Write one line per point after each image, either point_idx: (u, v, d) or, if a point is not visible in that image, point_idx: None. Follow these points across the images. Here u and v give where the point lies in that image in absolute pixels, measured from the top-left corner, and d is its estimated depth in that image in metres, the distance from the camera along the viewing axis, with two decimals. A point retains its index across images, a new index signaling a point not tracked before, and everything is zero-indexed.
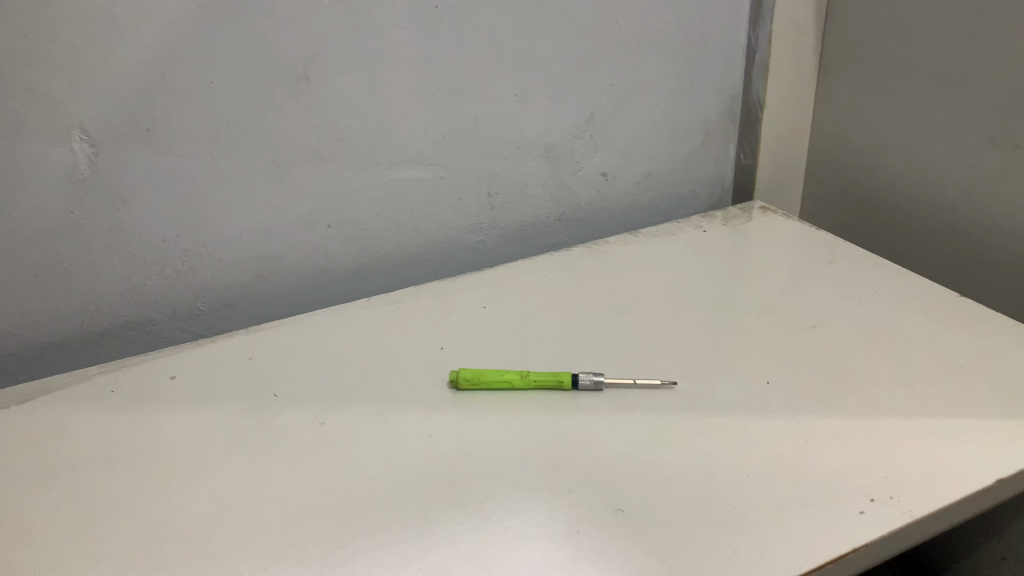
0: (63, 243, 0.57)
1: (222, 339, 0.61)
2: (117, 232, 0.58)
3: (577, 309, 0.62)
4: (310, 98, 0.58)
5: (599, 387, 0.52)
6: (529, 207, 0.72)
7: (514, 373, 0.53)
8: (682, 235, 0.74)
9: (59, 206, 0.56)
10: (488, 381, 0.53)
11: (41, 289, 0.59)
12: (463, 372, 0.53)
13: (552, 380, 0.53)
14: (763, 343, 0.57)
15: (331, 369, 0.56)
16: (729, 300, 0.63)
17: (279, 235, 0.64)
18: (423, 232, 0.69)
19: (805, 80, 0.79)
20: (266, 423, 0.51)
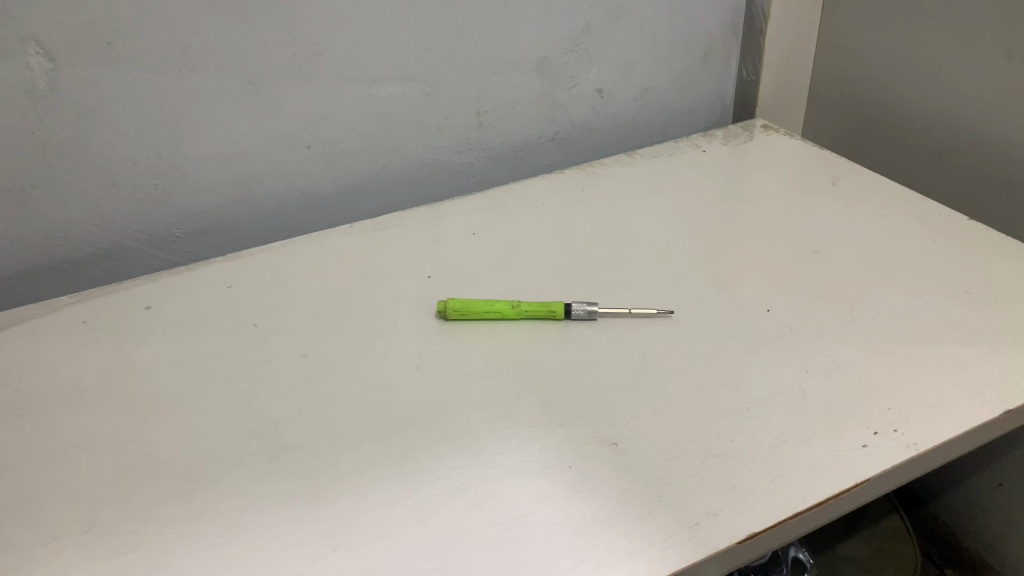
0: (27, 166, 0.54)
1: (201, 266, 0.59)
2: (84, 153, 0.55)
3: (570, 234, 0.60)
4: (285, 9, 0.54)
5: (592, 317, 0.50)
6: (520, 125, 0.69)
7: (504, 302, 0.51)
8: (680, 155, 0.71)
9: (12, 124, 0.52)
10: (477, 311, 0.51)
11: (7, 214, 0.56)
12: (451, 302, 0.51)
13: (544, 310, 0.50)
14: (764, 268, 0.55)
15: (314, 298, 0.54)
16: (725, 224, 0.60)
17: (257, 156, 0.60)
18: (409, 152, 0.66)
19: None
20: (249, 359, 0.49)
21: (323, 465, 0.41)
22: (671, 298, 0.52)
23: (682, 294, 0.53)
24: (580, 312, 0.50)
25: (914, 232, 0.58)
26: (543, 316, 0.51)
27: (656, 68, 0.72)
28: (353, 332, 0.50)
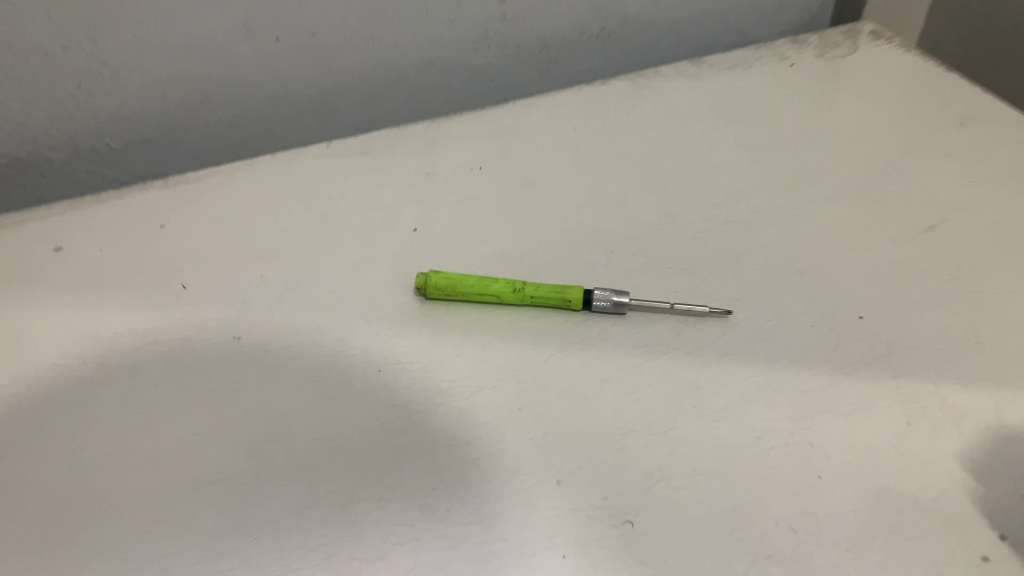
0: None
1: (135, 193, 0.46)
2: None
3: (605, 179, 0.46)
4: None
5: (620, 311, 0.37)
6: (562, 16, 0.50)
7: (504, 282, 0.38)
8: (762, 69, 0.55)
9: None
10: (468, 291, 0.38)
11: None
12: (434, 276, 0.38)
13: (556, 297, 0.38)
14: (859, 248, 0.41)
15: (265, 250, 0.42)
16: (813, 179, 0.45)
17: (204, 46, 0.44)
18: (411, 49, 0.49)
19: None
20: (169, 346, 0.37)
21: (233, 522, 0.31)
22: (732, 288, 0.39)
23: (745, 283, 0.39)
24: (603, 303, 0.37)
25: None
26: (556, 306, 0.38)
27: None
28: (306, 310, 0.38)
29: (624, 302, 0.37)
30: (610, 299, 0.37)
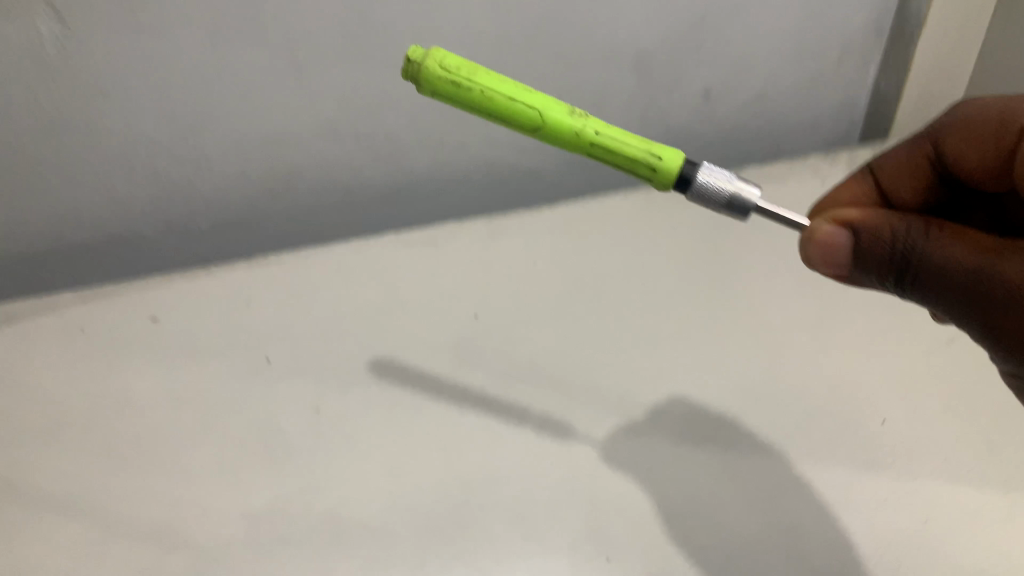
0: (51, 93, 0.46)
1: (219, 272, 0.51)
2: (99, 69, 0.46)
3: (645, 276, 0.51)
4: None
5: (738, 213, 0.31)
6: (612, 130, 0.59)
7: (550, 102, 0.29)
8: (790, 183, 0.60)
9: (2, 85, 0.44)
10: (496, 111, 0.29)
11: None
12: (438, 57, 0.28)
13: (638, 151, 0.30)
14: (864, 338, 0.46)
15: (338, 325, 0.47)
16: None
17: (298, 146, 0.53)
18: (494, 162, 0.58)
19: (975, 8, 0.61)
20: (251, 403, 0.42)
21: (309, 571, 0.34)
22: (752, 366, 0.44)
23: (760, 357, 0.44)
24: (711, 191, 0.31)
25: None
26: (634, 172, 0.31)
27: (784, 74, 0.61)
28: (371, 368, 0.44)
29: (750, 204, 0.31)
30: (726, 189, 0.31)
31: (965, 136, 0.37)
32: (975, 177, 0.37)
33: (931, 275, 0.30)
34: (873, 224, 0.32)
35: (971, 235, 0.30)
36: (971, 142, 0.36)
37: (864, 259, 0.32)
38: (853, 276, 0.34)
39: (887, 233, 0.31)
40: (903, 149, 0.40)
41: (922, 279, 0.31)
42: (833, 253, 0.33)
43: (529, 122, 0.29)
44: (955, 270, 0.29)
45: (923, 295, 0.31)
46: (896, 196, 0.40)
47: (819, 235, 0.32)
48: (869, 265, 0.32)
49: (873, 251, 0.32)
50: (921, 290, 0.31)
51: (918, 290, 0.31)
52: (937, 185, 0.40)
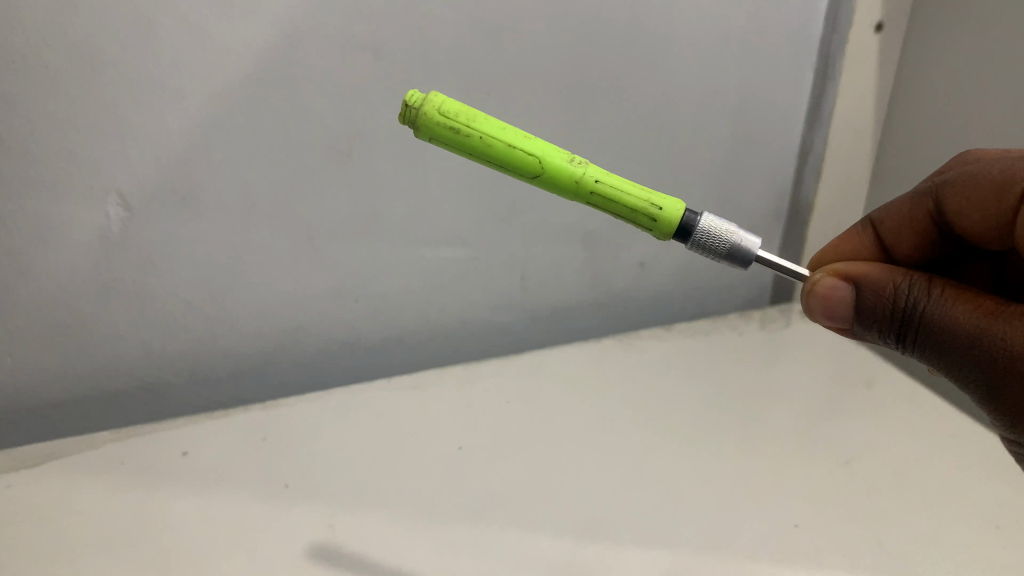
0: (112, 262, 0.56)
1: (236, 416, 0.59)
2: (155, 239, 0.56)
3: (598, 412, 0.61)
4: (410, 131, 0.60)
5: (739, 262, 0.43)
6: (565, 294, 0.72)
7: (548, 148, 0.39)
8: (714, 336, 0.73)
9: (75, 251, 0.54)
10: (500, 149, 0.38)
11: (46, 343, 0.56)
12: (434, 98, 0.37)
13: (637, 199, 0.40)
14: (780, 458, 0.56)
15: (343, 455, 0.55)
16: (749, 408, 0.62)
17: (308, 306, 0.63)
18: (468, 319, 0.69)
19: (850, 195, 0.78)
20: (275, 518, 0.49)
21: None
22: (692, 483, 0.53)
23: (696, 474, 0.54)
24: (715, 242, 0.42)
25: (920, 421, 0.60)
26: (632, 211, 0.40)
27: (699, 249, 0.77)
28: (375, 489, 0.52)
29: (749, 253, 0.42)
30: (728, 240, 0.42)
31: (969, 195, 0.42)
32: (976, 232, 0.43)
33: (929, 326, 0.39)
34: (876, 283, 0.42)
35: (973, 300, 0.38)
36: (970, 199, 0.42)
37: (862, 308, 0.43)
38: (853, 323, 0.44)
39: (891, 289, 0.41)
40: (910, 204, 0.48)
41: (922, 329, 0.40)
42: (831, 302, 0.44)
43: (528, 165, 0.38)
44: (955, 325, 0.38)
45: (917, 341, 0.41)
46: (898, 248, 0.50)
47: (822, 288, 0.44)
48: (869, 313, 0.43)
49: (873, 301, 0.42)
50: (917, 337, 0.40)
51: (915, 338, 0.41)
52: (938, 239, 0.48)
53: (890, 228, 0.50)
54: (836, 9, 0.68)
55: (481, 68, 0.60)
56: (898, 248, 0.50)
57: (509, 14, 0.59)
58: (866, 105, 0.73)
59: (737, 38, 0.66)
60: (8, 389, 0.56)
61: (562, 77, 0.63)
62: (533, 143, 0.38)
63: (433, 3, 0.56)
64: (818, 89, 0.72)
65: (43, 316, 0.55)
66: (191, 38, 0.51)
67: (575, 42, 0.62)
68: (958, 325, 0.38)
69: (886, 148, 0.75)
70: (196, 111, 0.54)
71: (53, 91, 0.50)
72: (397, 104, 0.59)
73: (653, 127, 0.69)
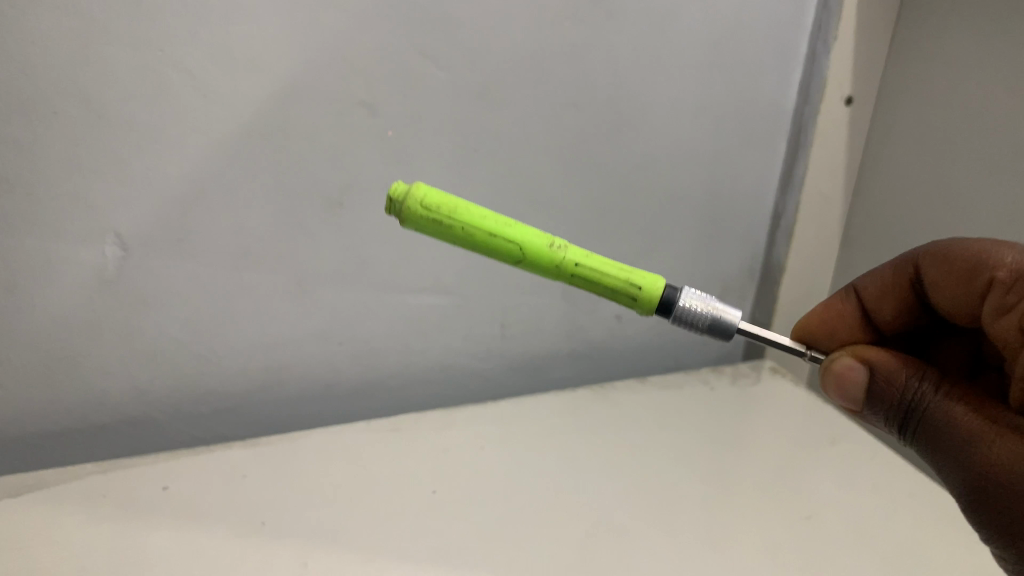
0: (108, 299, 0.58)
1: (218, 452, 0.61)
2: (150, 279, 0.58)
3: (570, 461, 0.63)
4: (399, 184, 0.63)
5: (721, 334, 0.46)
6: (543, 343, 0.74)
7: (530, 237, 0.43)
8: (687, 389, 0.75)
9: (71, 289, 0.56)
10: (480, 239, 0.42)
11: (37, 375, 0.57)
12: (414, 194, 0.41)
13: (618, 279, 0.44)
14: (744, 512, 0.58)
15: (320, 496, 0.57)
16: (715, 462, 0.64)
17: (293, 348, 0.65)
18: (448, 365, 0.71)
19: (820, 258, 0.81)
20: (250, 556, 0.51)
21: None
22: (657, 534, 0.55)
23: (661, 527, 0.56)
24: (698, 314, 0.46)
25: (882, 481, 0.62)
26: (614, 287, 0.44)
27: None
28: (349, 532, 0.54)
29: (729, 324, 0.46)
30: (709, 314, 0.46)
31: (945, 270, 0.46)
32: (949, 305, 0.47)
33: (931, 424, 0.41)
34: (889, 373, 0.44)
35: (974, 404, 0.39)
36: (950, 273, 0.45)
37: (873, 393, 0.45)
38: (863, 406, 0.46)
39: (901, 382, 0.43)
40: (891, 272, 0.50)
41: (922, 424, 0.41)
42: (845, 383, 0.46)
43: (509, 252, 0.42)
44: (951, 425, 0.39)
45: (917, 434, 0.42)
46: (878, 314, 0.52)
47: (839, 369, 0.46)
48: (879, 399, 0.45)
49: (883, 390, 0.44)
50: (918, 431, 0.42)
51: (916, 431, 0.42)
52: (920, 306, 0.50)
53: (872, 295, 0.51)
54: (807, 84, 0.72)
55: (469, 128, 0.63)
56: (877, 314, 0.52)
57: (497, 79, 0.62)
58: (836, 173, 0.77)
59: (712, 107, 0.70)
60: None
61: (547, 139, 0.66)
62: (515, 230, 0.42)
63: (426, 66, 0.59)
64: (791, 156, 0.75)
65: (35, 349, 0.57)
66: (195, 91, 0.54)
67: (559, 107, 0.65)
68: (953, 428, 0.39)
69: (856, 215, 0.78)
70: (195, 159, 0.56)
71: (58, 136, 0.52)
72: (388, 160, 0.62)
73: (633, 188, 0.71)
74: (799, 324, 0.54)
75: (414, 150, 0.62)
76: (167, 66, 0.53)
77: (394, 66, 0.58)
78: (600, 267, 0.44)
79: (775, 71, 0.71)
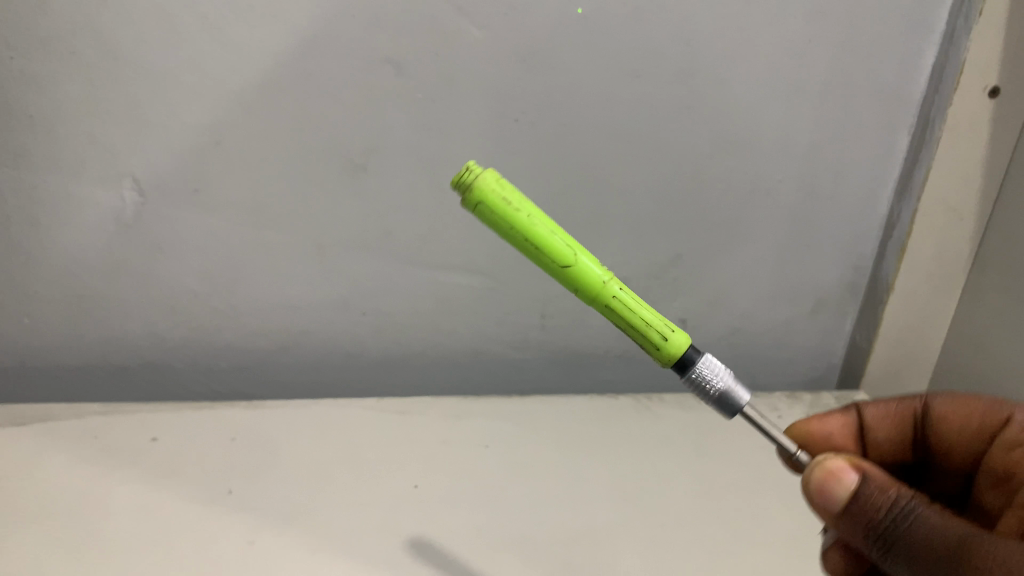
0: (126, 244, 0.58)
1: (220, 409, 0.60)
2: (166, 229, 0.58)
3: (576, 475, 0.56)
4: (427, 151, 0.58)
5: (726, 410, 0.40)
6: (587, 340, 0.67)
7: (581, 250, 0.37)
8: (749, 414, 0.65)
9: (89, 232, 0.57)
10: (540, 236, 0.35)
11: (60, 310, 0.59)
12: (481, 172, 0.35)
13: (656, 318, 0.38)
14: (760, 570, 0.49)
15: (298, 472, 0.54)
16: (749, 502, 0.55)
17: (312, 312, 0.63)
18: (479, 350, 0.66)
19: (942, 280, 0.67)
20: (202, 523, 0.49)
21: None
22: None
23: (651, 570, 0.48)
24: (706, 385, 0.39)
25: None
26: (639, 332, 0.38)
27: (753, 314, 0.70)
28: (310, 513, 0.51)
29: (739, 403, 0.40)
30: (722, 386, 0.40)
31: (961, 406, 0.46)
32: (947, 443, 0.46)
33: (922, 534, 0.33)
34: (880, 480, 0.36)
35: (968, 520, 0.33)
36: (962, 414, 0.46)
37: (853, 504, 0.37)
38: (841, 518, 0.37)
39: (890, 491, 0.36)
40: (897, 403, 0.49)
41: (905, 531, 0.34)
42: (830, 483, 0.37)
43: (560, 256, 0.36)
44: (939, 532, 0.32)
45: (895, 552, 0.34)
46: (871, 434, 0.50)
47: (823, 469, 0.38)
48: (859, 511, 0.36)
49: (868, 498, 0.36)
50: (897, 544, 0.34)
51: (893, 546, 0.34)
52: (912, 449, 0.49)
53: (873, 416, 0.50)
54: (940, 67, 0.59)
55: (510, 94, 0.57)
56: (871, 435, 0.50)
57: (543, 41, 0.55)
58: (972, 181, 0.62)
59: (810, 89, 0.59)
60: (23, 347, 0.60)
61: (601, 113, 0.58)
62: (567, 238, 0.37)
63: (460, 23, 0.54)
64: (913, 155, 0.62)
65: (57, 284, 0.58)
66: (210, 38, 0.52)
67: (617, 77, 0.57)
68: (942, 532, 0.32)
69: (995, 233, 0.64)
70: (211, 109, 0.54)
71: (76, 78, 0.52)
72: (415, 124, 0.57)
73: (706, 176, 0.62)
74: (805, 424, 0.50)
75: (446, 115, 0.57)
76: (180, 11, 0.51)
77: (421, 19, 0.53)
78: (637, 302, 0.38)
79: (897, 49, 0.58)
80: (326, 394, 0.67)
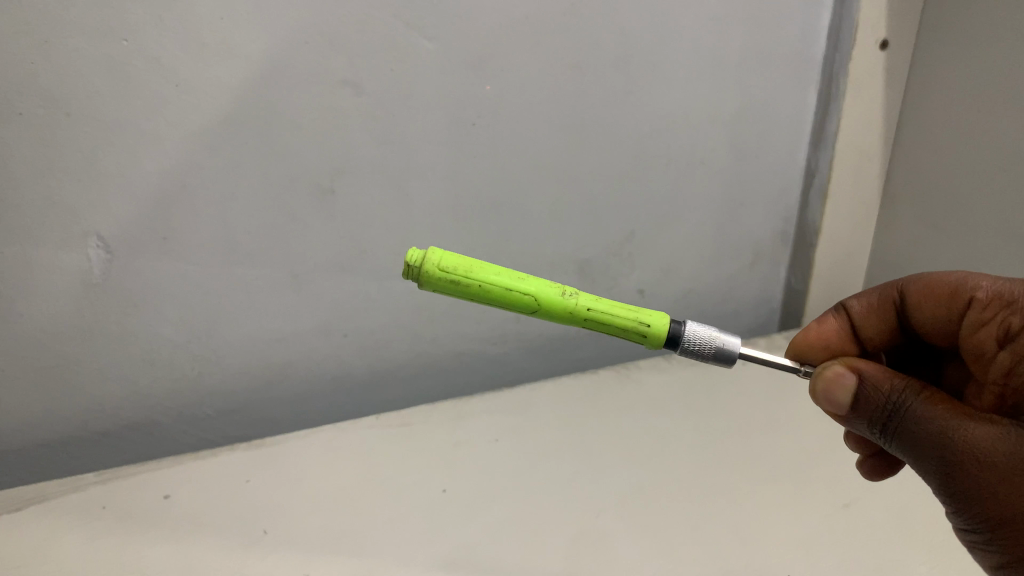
0: (96, 304, 0.56)
1: (223, 455, 0.59)
2: (137, 281, 0.56)
3: (588, 449, 0.60)
4: (393, 166, 0.59)
5: (725, 364, 0.43)
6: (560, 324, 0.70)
7: (542, 287, 0.40)
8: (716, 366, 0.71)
9: (57, 299, 0.54)
10: (498, 295, 0.39)
11: (31, 385, 0.56)
12: (427, 258, 0.38)
13: (627, 320, 0.41)
14: (777, 502, 0.54)
15: (323, 501, 0.54)
16: (746, 445, 0.60)
17: (295, 342, 0.63)
18: (461, 351, 0.68)
19: (859, 216, 0.75)
20: (250, 568, 0.49)
21: None
22: (677, 530, 0.51)
23: (685, 520, 0.52)
24: (697, 349, 0.43)
25: None
26: (620, 333, 0.42)
27: (702, 275, 0.75)
28: (352, 537, 0.51)
29: (732, 352, 0.43)
30: (712, 344, 0.43)
31: (925, 289, 0.47)
32: (929, 326, 0.48)
33: (908, 423, 0.39)
34: (875, 378, 0.42)
35: (955, 405, 0.38)
36: (932, 296, 0.47)
37: (859, 400, 0.42)
38: (847, 413, 0.43)
39: (886, 387, 0.41)
40: (878, 296, 0.51)
41: (903, 427, 0.39)
42: (833, 388, 0.43)
43: (524, 304, 0.40)
44: (932, 421, 0.38)
45: (898, 441, 0.40)
46: (863, 331, 0.52)
47: (824, 373, 0.43)
48: (864, 407, 0.42)
49: (869, 393, 0.42)
50: (899, 436, 0.40)
51: (898, 436, 0.40)
52: (901, 333, 0.51)
53: (860, 312, 0.52)
54: (837, 27, 0.65)
55: (465, 101, 0.59)
56: (863, 330, 0.52)
57: (491, 46, 0.57)
58: (875, 125, 0.70)
59: (732, 61, 0.64)
60: None
61: (551, 107, 0.61)
62: (528, 282, 0.40)
63: (412, 37, 0.55)
64: (822, 109, 0.69)
65: (26, 359, 0.55)
66: (165, 82, 0.51)
67: (562, 72, 0.60)
68: (932, 425, 0.38)
69: (897, 168, 0.72)
70: (173, 154, 0.53)
71: (27, 140, 0.50)
72: (377, 141, 0.58)
73: (649, 154, 0.66)
74: (797, 339, 0.53)
75: (407, 128, 0.58)
76: (132, 57, 0.50)
77: (374, 37, 0.54)
78: (612, 308, 0.41)
79: (801, 15, 0.64)
80: (315, 422, 0.67)
